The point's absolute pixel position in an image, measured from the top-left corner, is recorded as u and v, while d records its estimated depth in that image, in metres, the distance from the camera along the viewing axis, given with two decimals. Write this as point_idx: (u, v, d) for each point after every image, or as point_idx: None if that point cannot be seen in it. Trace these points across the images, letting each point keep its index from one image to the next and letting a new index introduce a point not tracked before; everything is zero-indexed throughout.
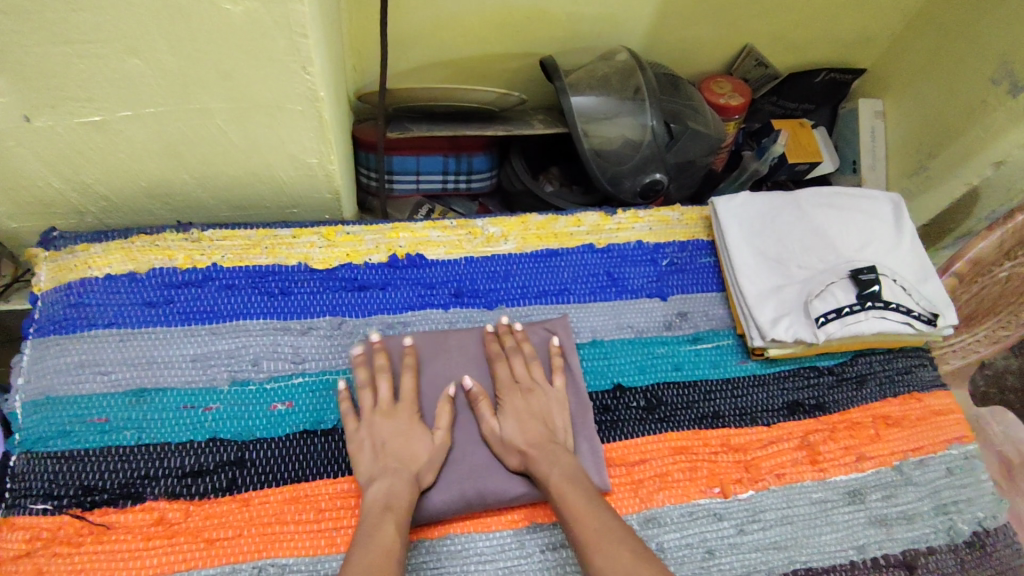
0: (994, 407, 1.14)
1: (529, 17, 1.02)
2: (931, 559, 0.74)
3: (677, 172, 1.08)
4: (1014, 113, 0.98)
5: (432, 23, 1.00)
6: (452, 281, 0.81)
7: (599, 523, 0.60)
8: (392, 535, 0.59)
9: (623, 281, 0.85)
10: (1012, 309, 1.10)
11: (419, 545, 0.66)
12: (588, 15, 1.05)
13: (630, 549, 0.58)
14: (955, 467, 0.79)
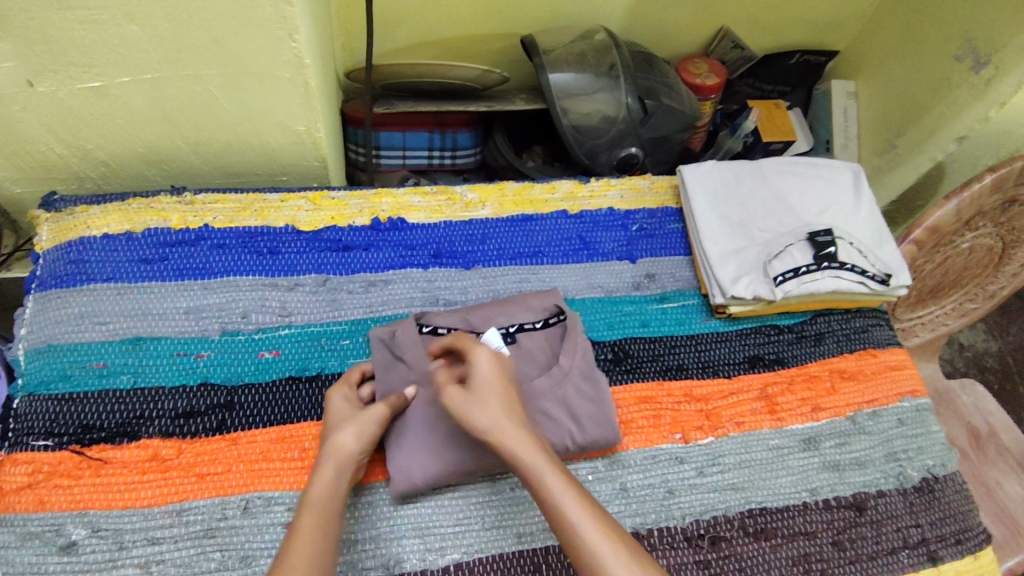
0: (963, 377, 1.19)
1: None
2: (881, 501, 0.78)
3: (653, 147, 1.13)
4: (976, 88, 1.02)
5: (416, 3, 1.04)
6: (432, 243, 0.86)
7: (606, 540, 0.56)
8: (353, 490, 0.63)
9: (594, 245, 0.90)
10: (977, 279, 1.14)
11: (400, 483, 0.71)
12: None
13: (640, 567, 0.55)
14: (908, 418, 0.84)
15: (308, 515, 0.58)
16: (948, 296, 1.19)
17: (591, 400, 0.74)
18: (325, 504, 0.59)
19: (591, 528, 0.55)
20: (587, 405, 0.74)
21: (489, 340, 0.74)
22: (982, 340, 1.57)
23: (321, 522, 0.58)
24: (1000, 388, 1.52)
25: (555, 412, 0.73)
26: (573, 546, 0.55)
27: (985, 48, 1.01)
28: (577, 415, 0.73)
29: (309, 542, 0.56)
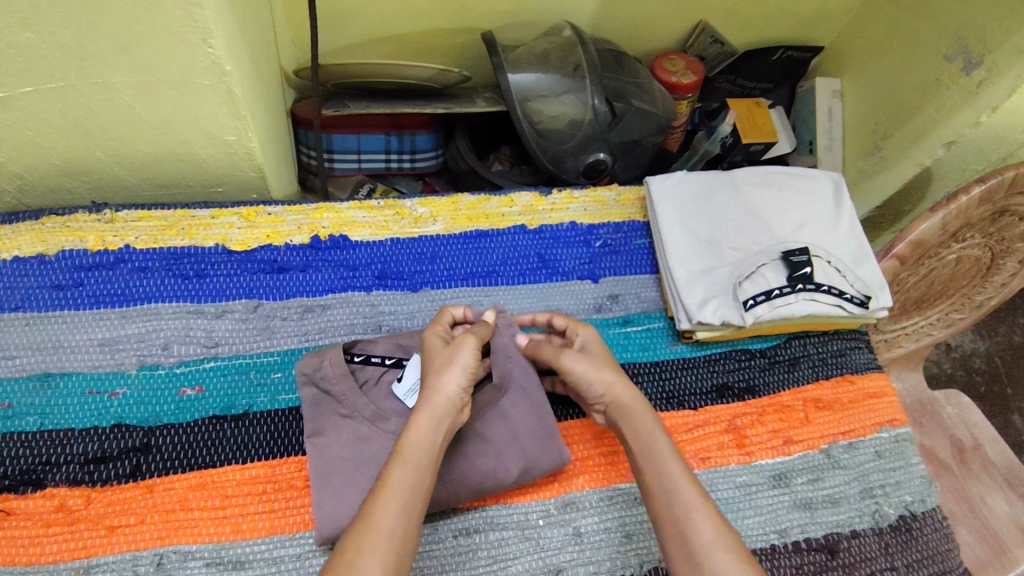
0: (949, 389, 1.14)
1: None
2: (854, 542, 0.73)
3: (623, 152, 1.06)
4: (966, 91, 0.96)
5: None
6: (376, 263, 0.80)
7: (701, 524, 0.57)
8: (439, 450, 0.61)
9: (554, 263, 0.84)
10: (964, 292, 1.08)
11: None
12: None
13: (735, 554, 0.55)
14: (884, 450, 0.79)
15: (398, 469, 0.57)
16: (934, 307, 1.12)
17: (531, 414, 0.70)
18: (413, 458, 0.58)
19: (685, 488, 0.59)
20: (528, 419, 0.70)
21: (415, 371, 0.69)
22: (970, 342, 1.52)
23: (409, 475, 0.57)
24: (987, 391, 1.47)
25: (492, 436, 0.69)
26: (665, 502, 0.59)
27: (978, 47, 0.94)
28: (518, 433, 0.69)
29: (394, 498, 0.55)
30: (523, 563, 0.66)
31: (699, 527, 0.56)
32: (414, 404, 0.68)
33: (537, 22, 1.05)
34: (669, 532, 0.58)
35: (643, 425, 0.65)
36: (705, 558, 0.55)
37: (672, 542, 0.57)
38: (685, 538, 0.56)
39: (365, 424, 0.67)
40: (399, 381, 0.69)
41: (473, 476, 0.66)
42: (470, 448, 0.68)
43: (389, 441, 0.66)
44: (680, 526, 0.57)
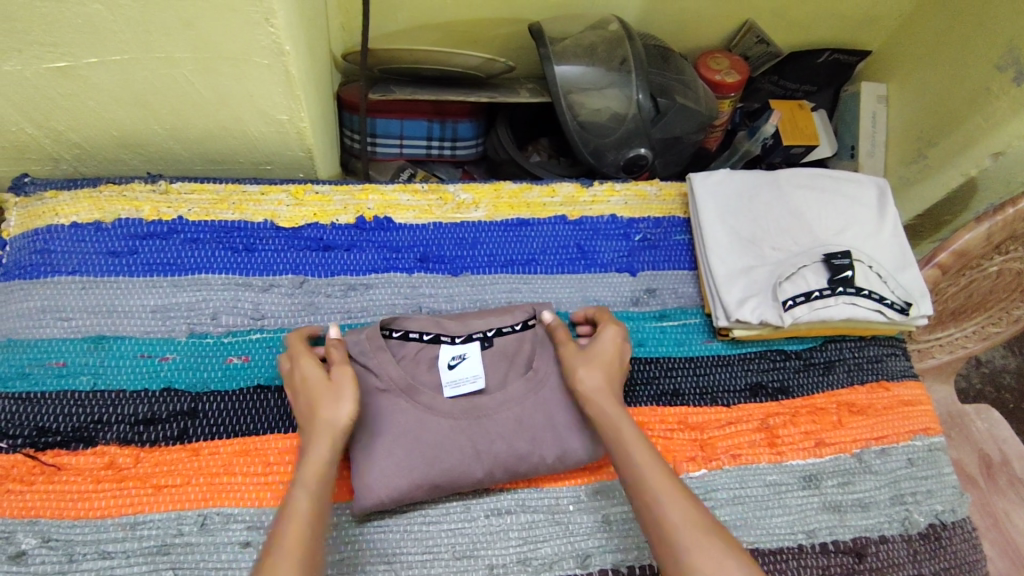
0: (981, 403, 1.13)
1: None
2: (883, 547, 0.73)
3: (664, 148, 1.06)
4: (1017, 101, 0.95)
5: None
6: (418, 246, 0.81)
7: (672, 507, 0.56)
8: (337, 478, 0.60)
9: (593, 255, 0.84)
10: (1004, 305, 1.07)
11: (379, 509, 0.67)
12: None
13: (707, 533, 0.54)
14: (918, 459, 0.78)
15: (302, 495, 0.56)
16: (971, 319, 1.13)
17: (568, 408, 0.70)
18: (318, 484, 0.58)
19: (651, 469, 0.60)
20: (565, 410, 0.70)
21: (468, 366, 0.70)
22: (1002, 358, 1.50)
23: (314, 504, 0.56)
24: (1017, 408, 1.45)
25: (530, 422, 0.68)
26: (635, 493, 0.59)
27: None
28: (553, 423, 0.69)
29: (306, 522, 0.55)
30: (552, 546, 0.67)
31: (668, 511, 0.56)
32: (452, 396, 0.69)
33: (584, 15, 1.05)
34: (643, 521, 0.58)
35: (610, 413, 0.65)
36: (676, 542, 0.54)
37: (646, 527, 0.58)
38: (656, 524, 0.56)
39: (405, 397, 0.67)
40: (447, 369, 0.70)
41: (507, 459, 0.67)
42: (509, 434, 0.67)
43: (427, 417, 0.67)
44: (650, 512, 0.57)
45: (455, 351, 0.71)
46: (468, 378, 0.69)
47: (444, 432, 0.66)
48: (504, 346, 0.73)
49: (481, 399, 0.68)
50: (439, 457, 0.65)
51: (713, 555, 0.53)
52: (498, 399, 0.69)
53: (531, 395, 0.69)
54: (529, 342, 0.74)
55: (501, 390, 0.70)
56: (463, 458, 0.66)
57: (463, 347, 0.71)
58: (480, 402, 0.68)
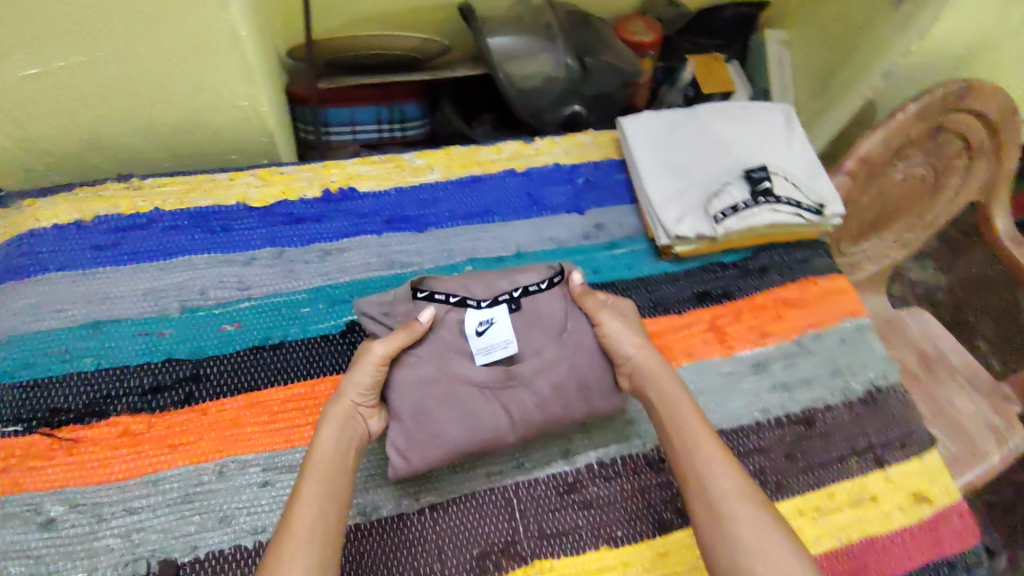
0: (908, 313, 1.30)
1: None
2: (828, 414, 0.83)
3: (596, 104, 1.17)
4: (897, 22, 1.11)
5: None
6: (383, 210, 0.88)
7: (721, 477, 0.62)
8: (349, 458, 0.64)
9: (543, 200, 0.93)
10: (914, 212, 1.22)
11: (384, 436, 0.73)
12: None
13: (753, 502, 0.61)
14: (848, 337, 0.89)
15: (310, 480, 0.60)
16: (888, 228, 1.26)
17: (597, 370, 0.73)
18: (325, 467, 0.61)
19: (709, 448, 0.65)
20: (594, 372, 0.73)
21: (497, 331, 0.70)
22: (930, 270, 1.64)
23: (322, 485, 0.60)
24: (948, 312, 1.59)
25: (565, 389, 0.71)
26: (687, 456, 0.65)
27: None
28: (583, 386, 0.72)
29: (310, 505, 0.58)
30: (540, 449, 0.75)
31: (719, 478, 0.62)
32: (484, 362, 0.69)
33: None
34: (690, 484, 0.64)
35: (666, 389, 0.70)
36: (723, 507, 0.60)
37: (690, 492, 0.63)
38: (705, 487, 0.62)
39: (430, 362, 0.70)
40: (476, 335, 0.69)
41: (542, 424, 0.71)
42: (543, 399, 0.70)
43: (459, 385, 0.69)
44: (701, 475, 0.63)
45: (483, 317, 0.70)
46: (499, 343, 0.69)
47: (475, 397, 0.69)
48: (534, 308, 0.73)
49: (515, 366, 0.70)
50: (476, 418, 0.69)
51: (757, 523, 0.59)
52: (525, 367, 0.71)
53: (566, 357, 0.72)
54: (560, 303, 0.74)
55: (535, 355, 0.71)
56: (498, 418, 0.69)
57: (491, 312, 0.71)
58: (513, 369, 0.70)
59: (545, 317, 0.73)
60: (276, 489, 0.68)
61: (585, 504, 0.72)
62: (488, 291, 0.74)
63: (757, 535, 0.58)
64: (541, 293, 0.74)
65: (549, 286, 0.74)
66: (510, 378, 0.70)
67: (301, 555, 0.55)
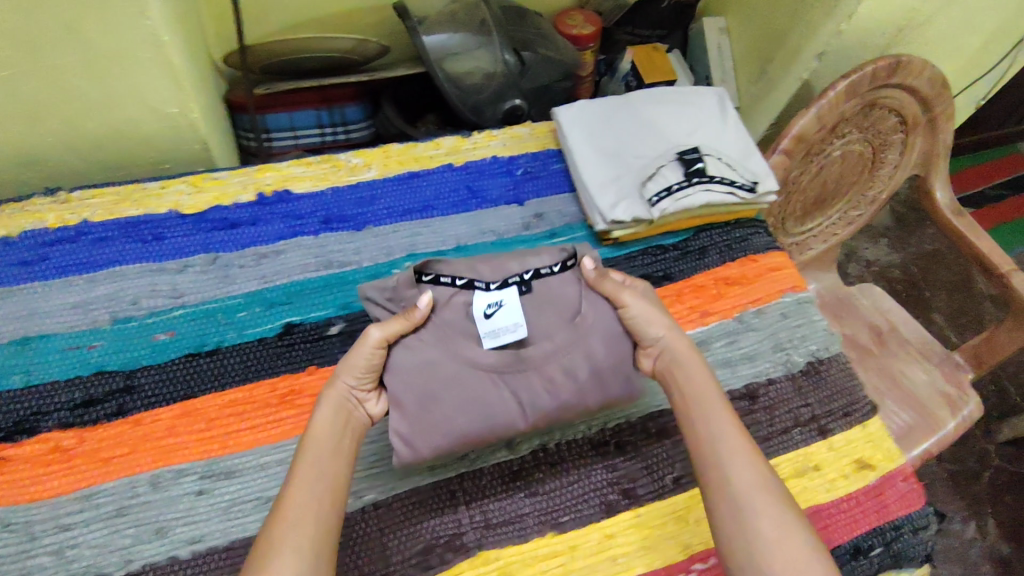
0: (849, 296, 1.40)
1: None
2: (771, 388, 0.83)
3: (536, 97, 1.18)
4: (824, 3, 1.13)
5: None
6: (320, 210, 0.87)
7: (744, 471, 0.62)
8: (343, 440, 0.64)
9: (483, 193, 0.93)
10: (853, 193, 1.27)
11: None
12: None
13: (774, 497, 0.61)
14: (788, 312, 0.90)
15: (301, 465, 0.60)
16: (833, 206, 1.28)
17: (615, 351, 0.71)
18: (315, 450, 0.62)
19: (736, 440, 0.64)
20: (612, 354, 0.70)
21: (505, 316, 0.67)
22: None
23: (315, 470, 0.60)
24: None
25: (576, 373, 0.69)
26: (710, 446, 0.65)
27: None
28: (598, 370, 0.70)
29: (304, 491, 0.59)
30: None
31: (741, 472, 0.62)
32: (493, 347, 0.67)
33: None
34: (711, 474, 0.64)
35: (695, 378, 0.70)
36: (745, 502, 0.60)
37: (710, 481, 0.63)
38: (728, 480, 0.62)
39: (436, 346, 0.67)
40: (484, 319, 0.67)
41: (553, 409, 0.69)
42: (553, 383, 0.69)
43: (466, 372, 0.67)
44: (723, 467, 0.63)
45: (491, 299, 0.68)
46: (506, 326, 0.67)
47: (484, 383, 0.67)
48: (545, 289, 0.71)
49: (525, 351, 0.68)
50: (486, 408, 0.67)
51: (778, 521, 0.59)
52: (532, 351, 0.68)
53: (579, 341, 0.69)
54: (573, 286, 0.72)
55: (546, 340, 0.68)
56: (507, 404, 0.67)
57: (499, 293, 0.68)
58: (524, 353, 0.68)
59: (556, 299, 0.70)
60: (214, 496, 0.67)
61: (531, 492, 0.72)
62: (497, 274, 0.71)
63: (775, 534, 0.58)
64: (554, 276, 0.71)
65: (560, 268, 0.72)
66: (521, 362, 0.68)
67: (294, 546, 0.55)
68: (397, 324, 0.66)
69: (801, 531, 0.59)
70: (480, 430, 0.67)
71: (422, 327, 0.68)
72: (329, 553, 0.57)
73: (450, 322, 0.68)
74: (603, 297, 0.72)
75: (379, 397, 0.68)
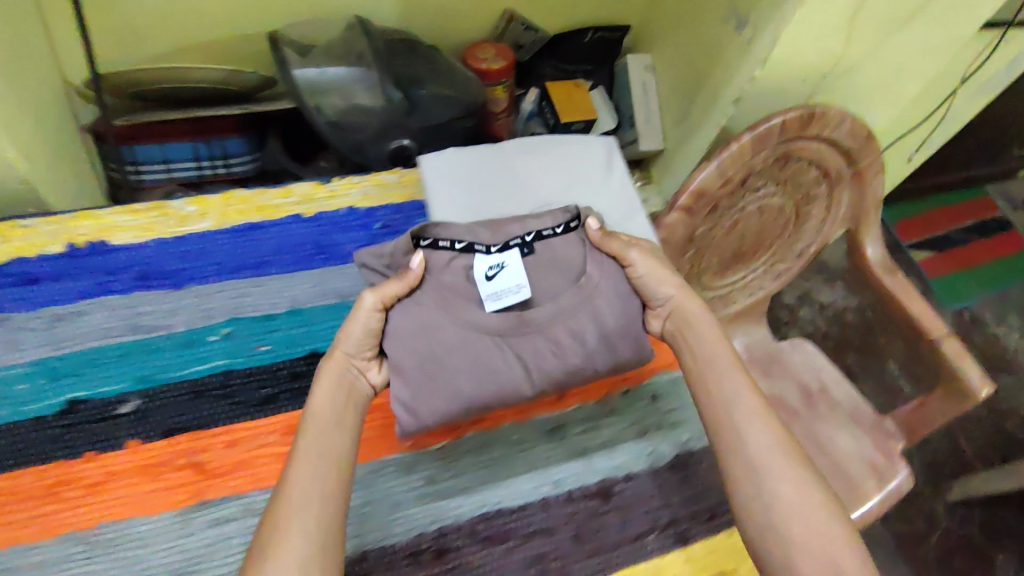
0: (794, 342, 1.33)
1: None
2: (628, 485, 0.74)
3: (429, 139, 1.06)
4: (741, 47, 1.04)
5: (154, 11, 0.96)
6: (138, 265, 0.78)
7: (757, 429, 0.64)
8: (348, 410, 0.64)
9: (332, 249, 0.84)
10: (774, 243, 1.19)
11: (93, 532, 0.63)
12: None
13: (790, 455, 0.62)
14: (663, 393, 0.81)
15: (305, 440, 0.60)
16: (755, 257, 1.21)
17: (623, 315, 0.71)
18: (316, 425, 0.62)
19: (749, 399, 0.66)
20: (619, 316, 0.71)
21: (509, 277, 0.69)
22: None
23: (318, 443, 0.60)
24: None
25: (585, 334, 0.70)
26: (724, 409, 0.66)
27: (744, 8, 1.02)
28: (606, 334, 0.71)
29: (308, 466, 0.58)
30: None
31: (756, 433, 0.64)
32: (495, 309, 0.68)
33: (340, 22, 1.07)
34: (725, 438, 0.65)
35: (709, 338, 0.71)
36: (762, 463, 0.62)
37: (724, 445, 0.65)
38: (741, 443, 0.64)
39: (443, 311, 0.67)
40: (486, 281, 0.69)
41: (560, 373, 0.70)
42: (559, 346, 0.70)
43: (472, 334, 0.67)
44: (736, 429, 0.64)
45: (492, 262, 0.69)
46: (509, 289, 0.68)
47: (488, 347, 0.67)
48: (548, 251, 0.72)
49: (528, 313, 0.69)
50: (490, 371, 0.67)
51: (798, 483, 0.61)
52: (533, 320, 0.69)
53: (584, 305, 0.71)
54: (577, 247, 0.74)
55: (549, 301, 0.70)
56: (512, 368, 0.67)
57: (500, 256, 0.70)
58: (527, 315, 0.69)
59: (558, 261, 0.72)
60: None
61: None
62: (497, 237, 0.73)
63: (793, 493, 0.60)
64: (556, 238, 0.74)
65: (564, 229, 0.74)
66: (524, 325, 0.69)
67: (311, 523, 0.55)
68: (394, 285, 0.67)
69: (817, 492, 0.61)
70: (483, 394, 0.67)
71: (419, 288, 0.68)
72: (338, 527, 0.57)
73: (451, 286, 0.69)
74: (608, 258, 0.74)
75: (380, 366, 0.70)
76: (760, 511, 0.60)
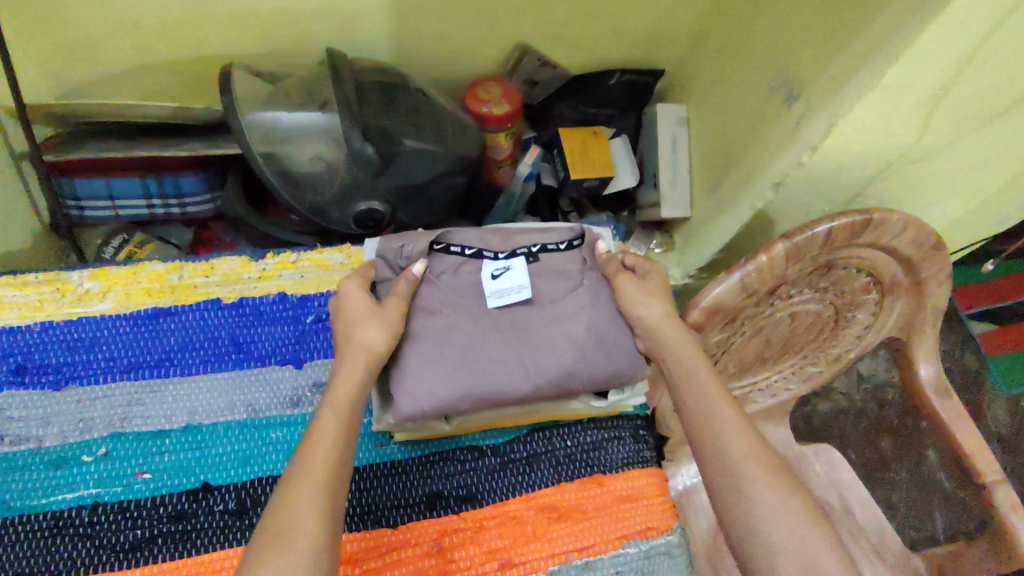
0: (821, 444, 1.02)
1: (227, 14, 0.84)
2: None
3: (405, 199, 0.90)
4: (786, 127, 0.84)
5: (91, 32, 0.81)
6: (14, 353, 0.66)
7: (736, 438, 0.54)
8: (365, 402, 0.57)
9: (249, 347, 0.70)
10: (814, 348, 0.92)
11: None
12: (304, 12, 0.87)
13: (774, 465, 0.52)
14: (628, 570, 0.68)
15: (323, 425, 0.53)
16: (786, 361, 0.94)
17: (623, 326, 0.66)
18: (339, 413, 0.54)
19: (725, 408, 0.56)
20: (619, 329, 0.66)
21: (512, 278, 0.66)
22: (885, 371, 1.33)
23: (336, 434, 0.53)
24: (901, 425, 1.27)
25: (584, 341, 0.65)
26: (701, 422, 0.56)
27: (799, 79, 0.82)
28: (601, 341, 0.65)
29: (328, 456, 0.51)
30: None
31: (735, 443, 0.54)
32: (496, 307, 0.65)
33: (313, 54, 0.91)
34: (705, 451, 0.55)
35: (679, 343, 0.62)
36: (743, 474, 0.52)
37: (705, 463, 0.55)
38: (722, 457, 0.54)
39: (449, 311, 0.64)
40: (490, 279, 0.65)
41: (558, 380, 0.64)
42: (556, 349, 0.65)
43: (474, 335, 0.63)
44: (715, 442, 0.55)
45: (498, 263, 0.66)
46: (513, 288, 0.65)
47: (486, 347, 0.64)
48: (551, 261, 0.68)
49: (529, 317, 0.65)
50: (483, 370, 0.63)
51: (783, 494, 0.51)
52: (529, 323, 0.65)
53: (584, 309, 0.66)
54: (577, 261, 0.69)
55: (549, 304, 0.66)
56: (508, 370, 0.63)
57: (508, 259, 0.66)
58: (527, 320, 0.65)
59: (561, 271, 0.68)
60: None
61: None
62: (507, 242, 0.68)
63: (779, 507, 0.50)
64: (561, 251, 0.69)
65: (569, 244, 0.69)
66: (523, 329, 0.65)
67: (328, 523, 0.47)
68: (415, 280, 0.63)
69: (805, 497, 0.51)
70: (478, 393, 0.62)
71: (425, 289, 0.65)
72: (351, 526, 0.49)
73: (456, 288, 0.66)
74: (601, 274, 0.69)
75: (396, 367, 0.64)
76: (742, 529, 0.51)
